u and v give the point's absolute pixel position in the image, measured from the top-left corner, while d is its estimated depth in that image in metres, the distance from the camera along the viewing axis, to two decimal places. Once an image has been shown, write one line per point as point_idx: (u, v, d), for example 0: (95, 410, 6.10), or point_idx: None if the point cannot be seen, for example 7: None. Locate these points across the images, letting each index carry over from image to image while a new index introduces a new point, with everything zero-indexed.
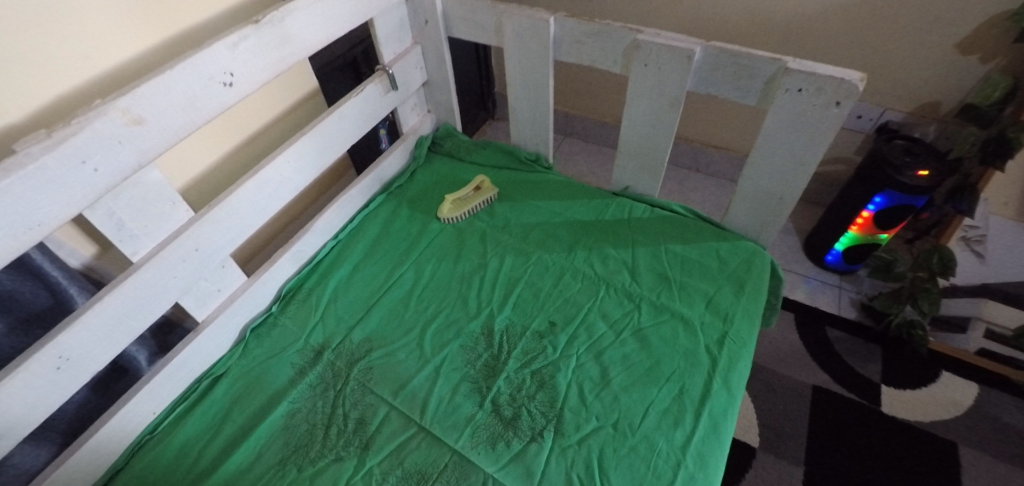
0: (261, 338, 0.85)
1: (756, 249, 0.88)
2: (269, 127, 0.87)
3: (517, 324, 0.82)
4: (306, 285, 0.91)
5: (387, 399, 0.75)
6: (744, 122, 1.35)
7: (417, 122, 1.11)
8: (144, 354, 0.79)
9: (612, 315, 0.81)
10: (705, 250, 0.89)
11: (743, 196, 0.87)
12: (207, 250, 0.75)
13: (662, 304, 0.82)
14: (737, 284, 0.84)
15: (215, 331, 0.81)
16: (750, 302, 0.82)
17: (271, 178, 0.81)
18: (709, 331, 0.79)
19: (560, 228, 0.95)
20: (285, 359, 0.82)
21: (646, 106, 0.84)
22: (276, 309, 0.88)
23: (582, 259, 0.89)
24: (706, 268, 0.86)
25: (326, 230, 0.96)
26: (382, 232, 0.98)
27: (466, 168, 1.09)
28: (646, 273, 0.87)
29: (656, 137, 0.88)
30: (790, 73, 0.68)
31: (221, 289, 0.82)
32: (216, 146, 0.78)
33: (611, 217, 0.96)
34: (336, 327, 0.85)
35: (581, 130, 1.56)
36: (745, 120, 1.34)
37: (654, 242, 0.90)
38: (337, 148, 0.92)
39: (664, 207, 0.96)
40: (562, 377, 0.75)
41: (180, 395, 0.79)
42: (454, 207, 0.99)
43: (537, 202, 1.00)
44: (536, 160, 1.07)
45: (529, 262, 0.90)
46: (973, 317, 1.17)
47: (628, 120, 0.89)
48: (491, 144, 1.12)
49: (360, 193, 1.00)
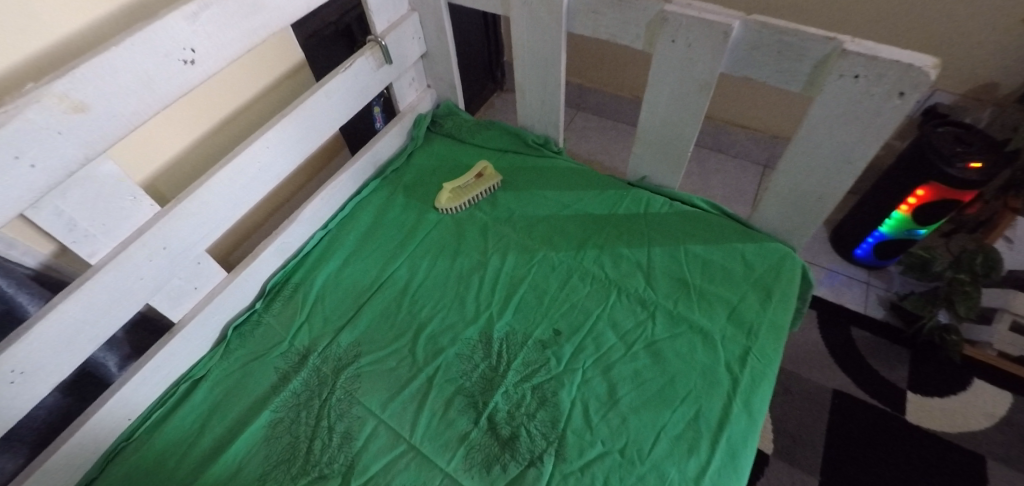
0: (244, 338, 0.79)
1: (786, 252, 0.80)
2: (247, 108, 0.78)
3: (518, 331, 0.75)
4: (293, 280, 0.84)
5: (375, 412, 0.70)
6: (776, 100, 1.22)
7: (416, 99, 1.02)
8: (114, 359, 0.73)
9: (623, 325, 0.74)
10: (729, 252, 0.80)
11: (775, 193, 0.77)
12: (178, 247, 0.68)
13: (679, 314, 0.74)
14: (763, 292, 0.76)
15: (193, 332, 0.75)
16: (777, 313, 0.74)
17: (249, 167, 0.73)
18: (731, 347, 0.71)
19: (568, 223, 0.86)
20: (268, 362, 0.76)
21: (672, 89, 0.74)
22: (260, 306, 0.82)
23: (591, 259, 0.81)
24: (729, 272, 0.78)
25: (314, 219, 0.88)
26: (375, 223, 0.90)
27: (467, 151, 0.99)
28: (663, 277, 0.78)
29: (681, 124, 0.78)
30: (846, 56, 0.57)
31: (198, 286, 0.75)
32: (185, 130, 0.70)
33: (625, 210, 0.87)
34: (323, 328, 0.79)
35: (596, 105, 1.44)
36: (789, 103, 1.20)
37: (673, 241, 0.82)
38: (323, 130, 0.83)
39: (684, 201, 0.87)
40: (566, 394, 0.68)
41: (158, 399, 0.75)
42: (452, 196, 0.90)
43: (544, 191, 0.91)
44: (545, 144, 0.98)
45: (534, 261, 0.82)
46: (1000, 308, 1.05)
47: (649, 104, 0.78)
48: (495, 124, 1.02)
49: (351, 179, 0.92)
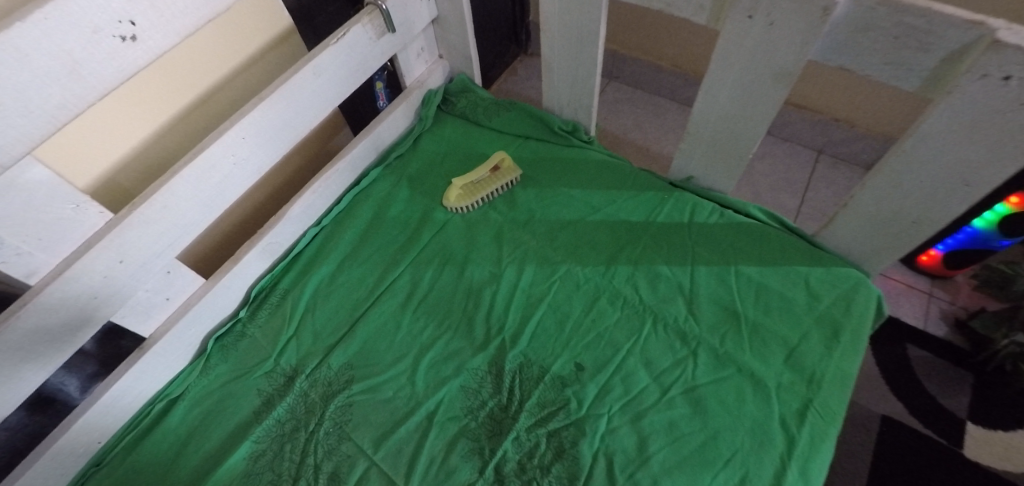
0: (226, 352, 0.70)
1: (860, 279, 0.67)
2: (224, 86, 0.67)
3: (534, 363, 0.64)
4: (281, 285, 0.75)
5: (366, 451, 0.61)
6: (846, 80, 1.01)
7: (425, 72, 0.88)
8: (76, 383, 0.65)
9: (658, 364, 0.62)
10: (791, 276, 0.67)
11: (857, 208, 0.63)
12: (138, 259, 0.58)
13: (726, 353, 0.62)
14: (830, 330, 0.63)
15: (168, 346, 0.67)
16: (846, 357, 0.61)
17: (223, 162, 0.62)
18: (787, 398, 0.59)
19: (597, 231, 0.74)
20: (251, 383, 0.67)
21: (740, 77, 0.59)
22: (244, 315, 0.73)
23: (623, 278, 0.69)
24: (789, 303, 0.65)
25: (306, 216, 0.77)
26: (375, 220, 0.79)
27: (482, 137, 0.86)
28: (708, 304, 0.66)
29: (746, 120, 0.63)
30: (997, 50, 0.42)
31: (170, 297, 0.66)
32: (147, 116, 0.59)
33: (665, 218, 0.74)
34: (313, 346, 0.69)
35: (630, 74, 1.26)
36: (857, 83, 1.00)
37: (721, 260, 0.69)
38: (313, 114, 0.71)
39: (739, 210, 0.74)
40: (586, 446, 0.58)
41: (132, 418, 0.67)
42: (463, 193, 0.78)
43: (570, 190, 0.78)
44: (573, 131, 0.84)
45: (555, 277, 0.70)
46: None
47: (706, 93, 0.63)
48: (516, 105, 0.88)
49: (349, 168, 0.80)
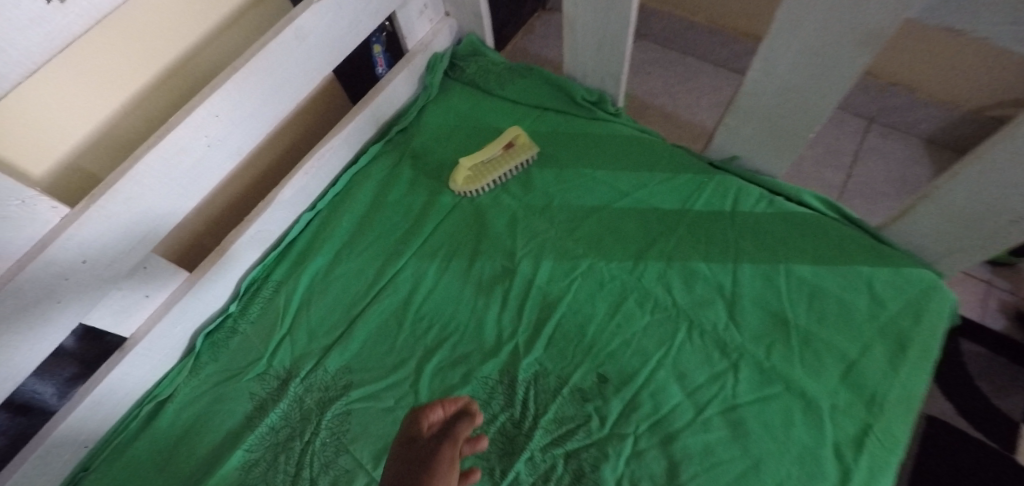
0: (216, 350, 0.65)
1: (933, 283, 0.57)
2: (194, 54, 0.58)
3: (550, 373, 0.57)
4: (274, 277, 0.68)
5: (365, 467, 0.55)
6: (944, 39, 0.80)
7: (430, 34, 0.78)
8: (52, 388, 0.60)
9: (693, 377, 0.55)
10: (850, 278, 0.58)
11: (939, 201, 0.53)
12: (103, 258, 0.52)
13: (773, 368, 0.54)
14: (895, 342, 0.55)
15: (152, 345, 0.62)
16: (913, 376, 0.53)
17: (196, 144, 0.54)
18: (843, 422, 0.51)
19: (625, 220, 0.65)
20: (242, 385, 0.62)
21: (810, 40, 0.48)
22: (234, 310, 0.67)
23: (653, 276, 0.61)
24: (848, 309, 0.57)
25: (298, 199, 0.70)
26: (375, 204, 0.71)
27: (494, 108, 0.76)
28: (752, 310, 0.58)
29: (812, 92, 0.52)
30: None
31: (149, 294, 0.60)
32: (101, 92, 0.51)
33: (703, 206, 0.64)
34: (308, 346, 0.63)
35: (660, 31, 1.12)
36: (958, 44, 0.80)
37: (769, 257, 0.60)
38: (298, 85, 0.62)
39: (791, 197, 0.64)
40: (609, 471, 0.51)
41: (120, 420, 0.63)
42: (471, 176, 0.70)
43: (594, 171, 0.69)
44: (597, 102, 0.74)
45: (575, 273, 0.62)
46: None
47: (763, 59, 0.53)
48: (533, 70, 0.77)
49: (345, 144, 0.72)
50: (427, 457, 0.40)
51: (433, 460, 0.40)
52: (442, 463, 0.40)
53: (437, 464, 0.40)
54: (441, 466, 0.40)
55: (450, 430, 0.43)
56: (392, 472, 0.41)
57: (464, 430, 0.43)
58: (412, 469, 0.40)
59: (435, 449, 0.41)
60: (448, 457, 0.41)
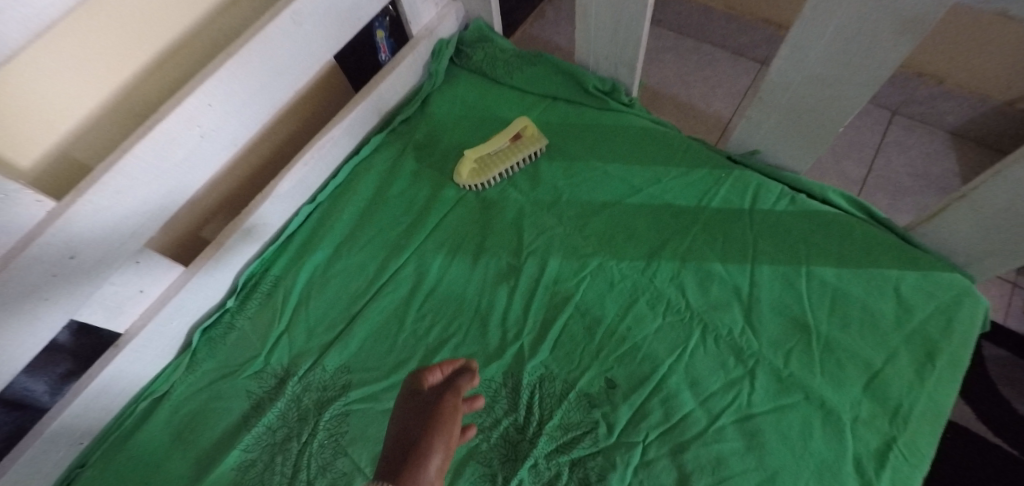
0: (214, 346, 0.63)
1: (964, 288, 0.54)
2: (189, 40, 0.55)
3: (556, 377, 0.55)
4: (273, 272, 0.66)
5: (363, 470, 0.53)
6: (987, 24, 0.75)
7: (435, 19, 0.75)
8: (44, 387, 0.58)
9: (706, 385, 0.52)
10: (875, 282, 0.55)
11: (975, 202, 0.49)
12: (93, 253, 0.50)
13: (791, 376, 0.52)
14: (922, 351, 0.51)
15: (148, 341, 0.60)
16: (941, 388, 0.50)
17: (187, 134, 0.52)
18: (866, 434, 0.48)
19: (637, 216, 0.62)
20: (239, 383, 0.60)
21: (843, 25, 0.44)
22: (232, 305, 0.65)
23: (666, 277, 0.58)
24: (872, 315, 0.54)
25: (296, 191, 0.67)
26: (377, 197, 0.69)
27: (501, 97, 0.73)
28: (770, 314, 0.55)
29: (842, 82, 0.49)
30: None
31: (144, 289, 0.58)
32: (91, 80, 0.49)
33: (719, 203, 0.61)
34: (307, 344, 0.61)
35: (675, 16, 1.08)
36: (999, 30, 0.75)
37: (789, 259, 0.57)
38: (295, 73, 0.60)
39: (814, 195, 0.61)
40: (617, 481, 0.49)
41: (116, 417, 0.62)
42: (477, 169, 0.67)
43: (605, 165, 0.66)
44: (610, 92, 0.71)
45: (584, 273, 0.59)
46: None
47: (790, 47, 0.49)
48: (543, 58, 0.74)
49: (346, 134, 0.69)
50: (432, 410, 0.42)
51: (438, 411, 0.42)
52: (445, 414, 0.42)
53: (442, 415, 0.42)
54: (444, 419, 0.42)
55: (451, 385, 0.44)
56: (400, 425, 0.42)
57: (464, 385, 0.44)
58: (420, 421, 0.42)
59: (438, 402, 0.43)
60: (450, 408, 0.42)
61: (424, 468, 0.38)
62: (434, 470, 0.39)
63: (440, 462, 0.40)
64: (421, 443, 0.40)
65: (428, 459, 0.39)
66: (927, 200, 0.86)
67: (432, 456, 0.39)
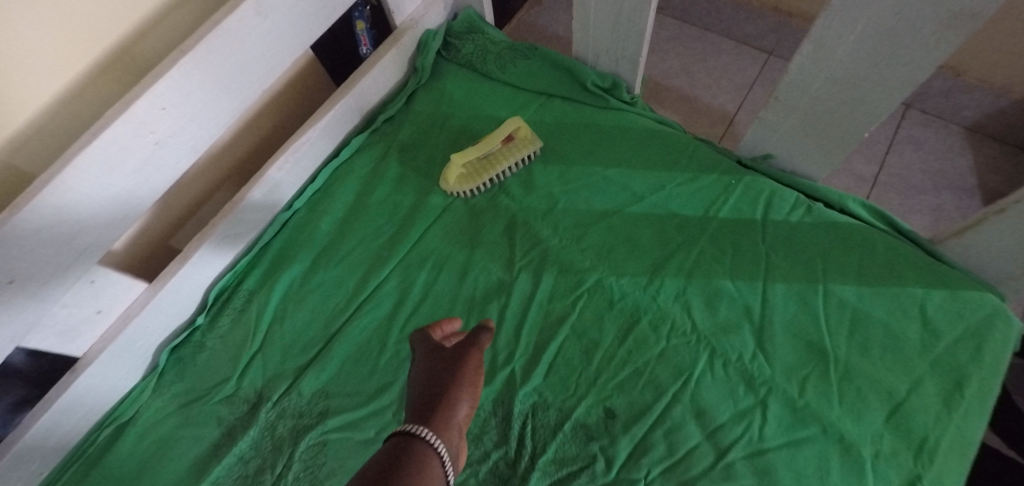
0: (183, 367, 0.59)
1: (998, 308, 0.49)
2: (144, 34, 0.49)
3: (550, 406, 0.50)
4: (245, 287, 0.61)
5: None
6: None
7: (420, 8, 0.69)
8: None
9: (713, 416, 0.48)
10: (899, 301, 0.50)
11: (1015, 216, 0.44)
12: (34, 276, 0.45)
13: (807, 407, 0.47)
14: (951, 379, 0.46)
15: (110, 364, 0.56)
16: (970, 420, 0.45)
17: (138, 142, 0.47)
18: (892, 473, 0.44)
19: (639, 227, 0.57)
20: (210, 408, 0.56)
21: (877, 20, 0.39)
22: (201, 322, 0.60)
23: (670, 295, 0.53)
24: (895, 339, 0.49)
25: (270, 198, 0.62)
26: (358, 204, 0.64)
27: (492, 94, 0.68)
28: (784, 338, 0.50)
29: (870, 83, 0.44)
30: None
31: (102, 309, 0.53)
32: (29, 86, 0.43)
33: (729, 213, 0.56)
34: (282, 365, 0.57)
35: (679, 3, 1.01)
36: None
37: (805, 276, 0.52)
38: (262, 71, 0.54)
39: (832, 203, 0.56)
40: None
41: (80, 443, 0.57)
42: (466, 174, 0.62)
43: (604, 169, 0.61)
44: (611, 88, 0.66)
45: (581, 290, 0.55)
46: None
47: (814, 44, 0.44)
48: (538, 51, 0.68)
49: (324, 135, 0.64)
50: (456, 361, 0.36)
51: (462, 364, 0.36)
52: (470, 367, 0.36)
53: (466, 367, 0.36)
54: (470, 371, 0.36)
55: (471, 339, 0.38)
56: (416, 382, 0.36)
57: (485, 339, 0.38)
58: (441, 371, 0.35)
59: (460, 355, 0.36)
60: (474, 363, 0.36)
61: (452, 422, 0.33)
62: (460, 426, 0.33)
63: (466, 415, 0.35)
64: (446, 393, 0.34)
65: (455, 412, 0.33)
66: (939, 200, 0.80)
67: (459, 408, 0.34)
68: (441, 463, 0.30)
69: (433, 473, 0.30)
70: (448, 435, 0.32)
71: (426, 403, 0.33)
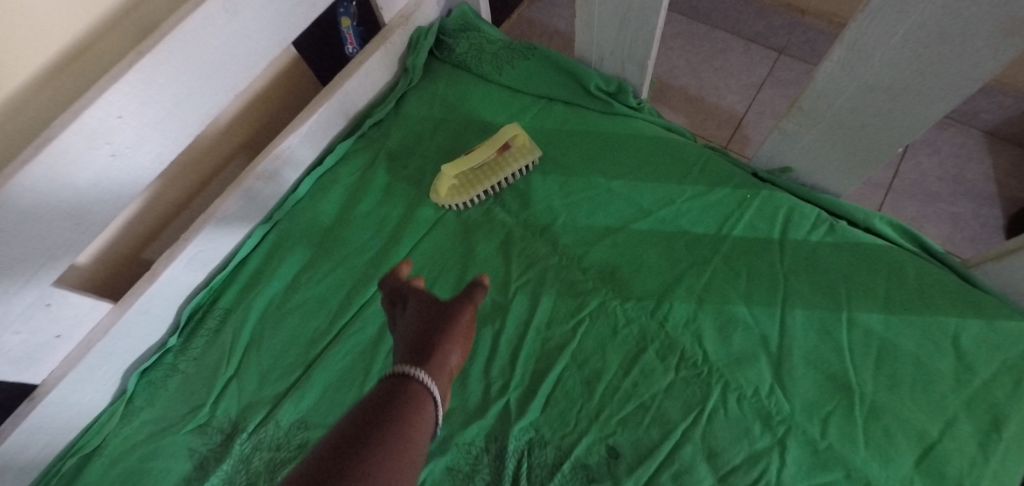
0: (153, 392, 0.55)
1: None
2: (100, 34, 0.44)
3: (547, 443, 0.46)
4: (220, 305, 0.57)
5: None
6: None
7: (412, 3, 0.64)
8: None
9: (726, 457, 0.43)
10: (930, 330, 0.45)
11: None
12: None
13: (830, 449, 0.42)
14: (988, 418, 0.41)
15: (74, 390, 0.52)
16: (1009, 465, 0.40)
17: (91, 154, 0.42)
18: None
19: (646, 245, 0.53)
20: (178, 440, 0.51)
21: (923, 24, 0.34)
22: (173, 344, 0.56)
23: (679, 322, 0.49)
24: (924, 373, 0.44)
25: (247, 210, 0.58)
26: (342, 216, 0.59)
27: (487, 97, 0.63)
28: (803, 370, 0.45)
29: (907, 94, 0.39)
30: None
31: (62, 334, 0.49)
32: None
33: (743, 231, 0.52)
34: (258, 392, 0.52)
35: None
36: None
37: (827, 302, 0.47)
38: (234, 75, 0.50)
39: (855, 221, 0.51)
40: None
41: (42, 475, 0.53)
42: (458, 186, 0.57)
43: (608, 181, 0.56)
44: (615, 92, 0.62)
45: (582, 315, 0.50)
46: None
47: (846, 49, 0.39)
48: (537, 50, 0.63)
49: (306, 140, 0.59)
50: (448, 314, 0.35)
51: (455, 316, 0.35)
52: (462, 321, 0.35)
53: (459, 320, 0.35)
54: (462, 324, 0.35)
55: (466, 292, 0.37)
56: (407, 329, 0.35)
57: (480, 294, 0.38)
58: (434, 319, 0.35)
59: (453, 308, 0.36)
60: (467, 317, 0.36)
61: (444, 366, 0.32)
62: (450, 374, 0.33)
63: (456, 364, 0.34)
64: (441, 336, 0.33)
65: (446, 360, 0.32)
66: (956, 208, 0.74)
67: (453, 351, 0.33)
68: (432, 404, 0.30)
69: (423, 413, 0.29)
70: (439, 379, 0.31)
71: (421, 343, 0.33)
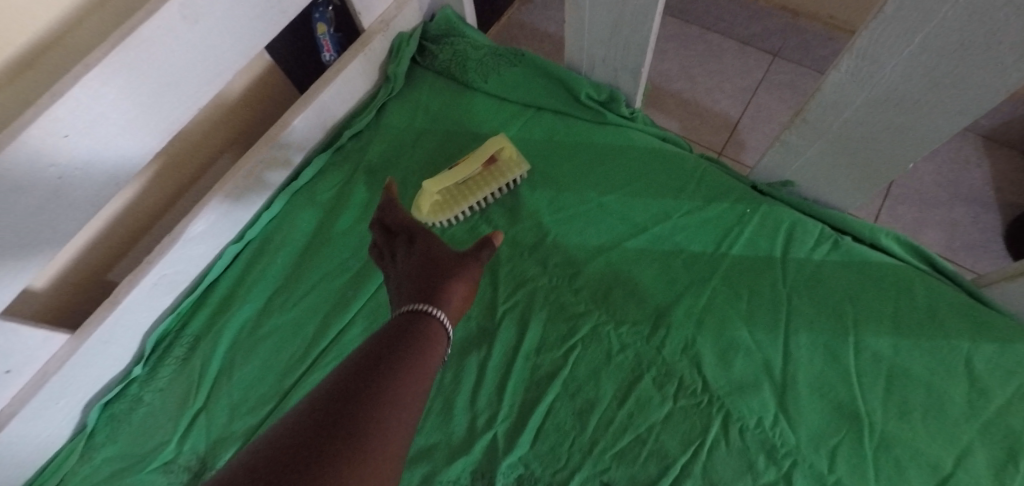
0: (116, 427, 0.51)
1: None
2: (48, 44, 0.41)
3: (537, 480, 0.43)
4: (189, 332, 0.54)
5: None
6: None
7: (392, 8, 0.60)
8: None
9: None
10: (942, 354, 0.42)
11: None
12: None
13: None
14: (1004, 447, 0.38)
15: (28, 430, 0.48)
16: None
17: (37, 177, 0.38)
18: None
19: (641, 263, 0.50)
20: (141, 480, 0.47)
21: (943, 33, 0.31)
22: (138, 374, 0.52)
23: (676, 348, 0.46)
24: (937, 400, 0.41)
25: (217, 229, 0.54)
26: (320, 234, 0.56)
27: (473, 107, 0.60)
28: (809, 399, 0.43)
29: (920, 107, 0.37)
30: None
31: (12, 368, 0.45)
32: None
33: (742, 249, 0.49)
34: (228, 425, 0.49)
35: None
36: None
37: (832, 324, 0.45)
38: (195, 84, 0.46)
39: (860, 237, 0.49)
40: None
41: None
42: (441, 203, 0.54)
43: (601, 195, 0.53)
44: (607, 101, 0.59)
45: (573, 340, 0.47)
46: None
47: (856, 59, 0.36)
48: (525, 56, 0.60)
49: (282, 153, 0.56)
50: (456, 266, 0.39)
51: (462, 269, 0.38)
52: (467, 273, 0.39)
53: (465, 272, 0.39)
54: (467, 275, 0.39)
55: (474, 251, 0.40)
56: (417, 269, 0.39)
57: (486, 255, 0.40)
58: (441, 267, 0.38)
59: (461, 262, 0.39)
60: (472, 270, 0.39)
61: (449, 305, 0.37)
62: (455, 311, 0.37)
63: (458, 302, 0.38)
64: (447, 281, 0.37)
65: (450, 300, 0.37)
66: (956, 216, 0.71)
67: (457, 288, 0.37)
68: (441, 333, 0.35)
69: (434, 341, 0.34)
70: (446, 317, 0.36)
71: (428, 280, 0.37)
